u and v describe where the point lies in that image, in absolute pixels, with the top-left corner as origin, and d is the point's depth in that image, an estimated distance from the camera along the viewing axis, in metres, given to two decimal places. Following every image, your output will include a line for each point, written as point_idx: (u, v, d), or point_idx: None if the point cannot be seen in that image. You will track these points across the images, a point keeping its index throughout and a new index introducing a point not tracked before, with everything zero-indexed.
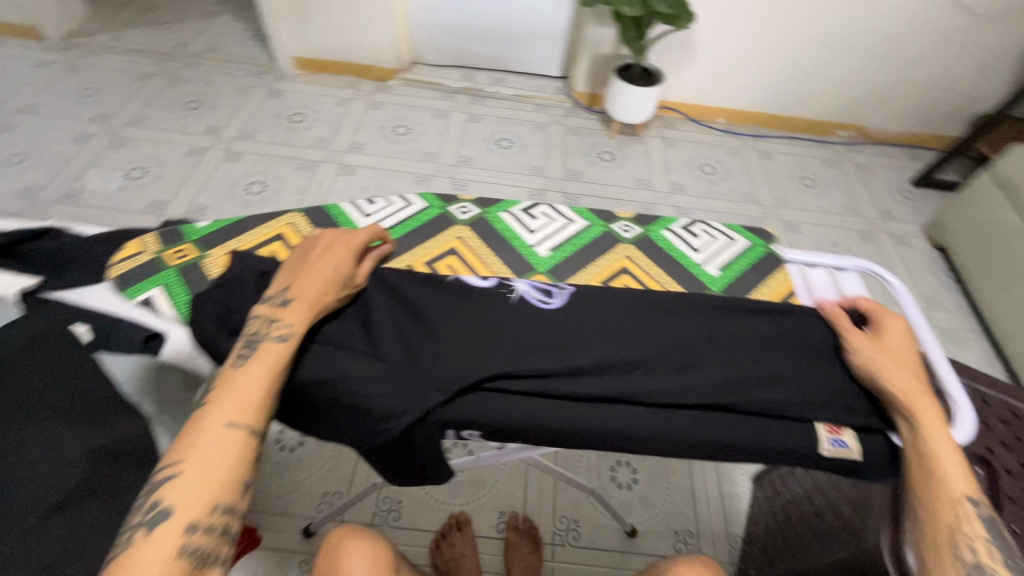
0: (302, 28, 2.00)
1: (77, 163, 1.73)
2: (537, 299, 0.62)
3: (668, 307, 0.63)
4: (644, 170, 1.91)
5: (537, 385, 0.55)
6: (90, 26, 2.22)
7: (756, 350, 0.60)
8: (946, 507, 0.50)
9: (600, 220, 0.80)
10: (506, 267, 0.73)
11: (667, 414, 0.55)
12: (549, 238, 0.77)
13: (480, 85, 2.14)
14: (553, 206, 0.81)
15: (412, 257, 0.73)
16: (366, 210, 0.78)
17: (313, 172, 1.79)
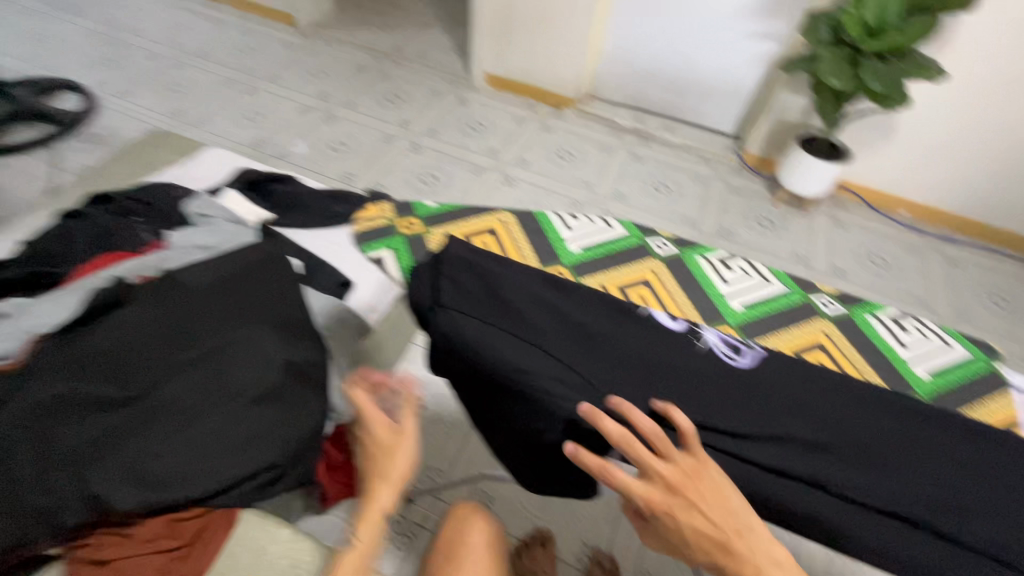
0: (502, 49, 2.19)
1: (297, 129, 2.06)
2: (727, 356, 0.58)
3: (863, 398, 0.58)
4: (804, 247, 1.81)
5: (723, 438, 0.53)
6: (331, 20, 2.63)
7: (957, 474, 0.55)
8: None
9: (799, 288, 0.87)
10: (694, 307, 0.83)
11: (852, 509, 0.51)
12: (743, 292, 0.87)
13: (650, 128, 2.18)
14: (751, 265, 0.92)
15: (613, 276, 0.88)
16: (570, 227, 0.95)
17: (480, 177, 1.94)
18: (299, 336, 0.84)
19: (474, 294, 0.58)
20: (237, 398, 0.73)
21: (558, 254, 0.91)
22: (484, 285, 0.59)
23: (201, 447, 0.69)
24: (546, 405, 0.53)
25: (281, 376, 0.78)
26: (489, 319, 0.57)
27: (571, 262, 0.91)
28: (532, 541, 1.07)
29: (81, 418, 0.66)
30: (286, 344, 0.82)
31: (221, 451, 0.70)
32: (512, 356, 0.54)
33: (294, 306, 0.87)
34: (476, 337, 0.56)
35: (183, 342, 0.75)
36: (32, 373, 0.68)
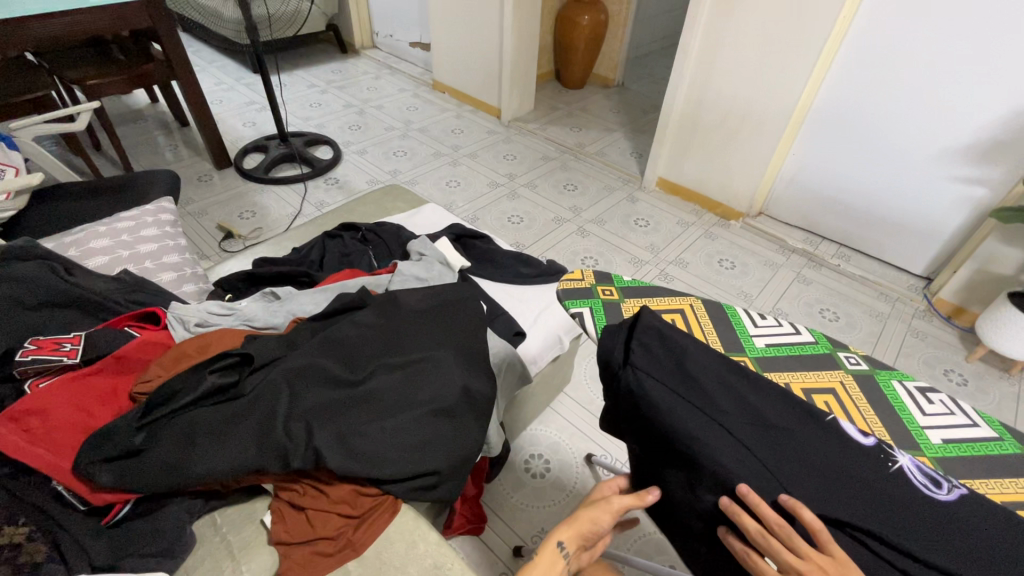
0: (679, 158, 2.35)
1: (484, 199, 2.38)
2: (922, 482, 0.54)
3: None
4: (1006, 415, 1.56)
5: (906, 560, 0.51)
6: (529, 117, 3.06)
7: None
8: None
9: (1018, 441, 0.65)
10: (888, 437, 0.65)
11: None
12: (945, 427, 0.67)
13: (822, 253, 2.12)
14: (955, 399, 0.71)
15: (789, 378, 0.72)
16: (757, 320, 0.81)
17: (637, 267, 2.04)
18: (478, 366, 0.97)
19: (660, 361, 0.65)
20: (423, 405, 0.87)
21: (738, 342, 0.77)
22: (670, 354, 0.65)
23: (395, 436, 0.83)
24: (716, 476, 0.58)
25: (462, 395, 0.90)
26: (671, 386, 0.63)
27: (754, 355, 0.75)
28: None
29: (318, 387, 0.83)
30: (468, 369, 0.95)
31: (405, 445, 0.83)
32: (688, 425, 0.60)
33: (480, 340, 1.01)
34: (657, 402, 0.63)
35: (395, 349, 0.93)
36: (294, 345, 0.89)
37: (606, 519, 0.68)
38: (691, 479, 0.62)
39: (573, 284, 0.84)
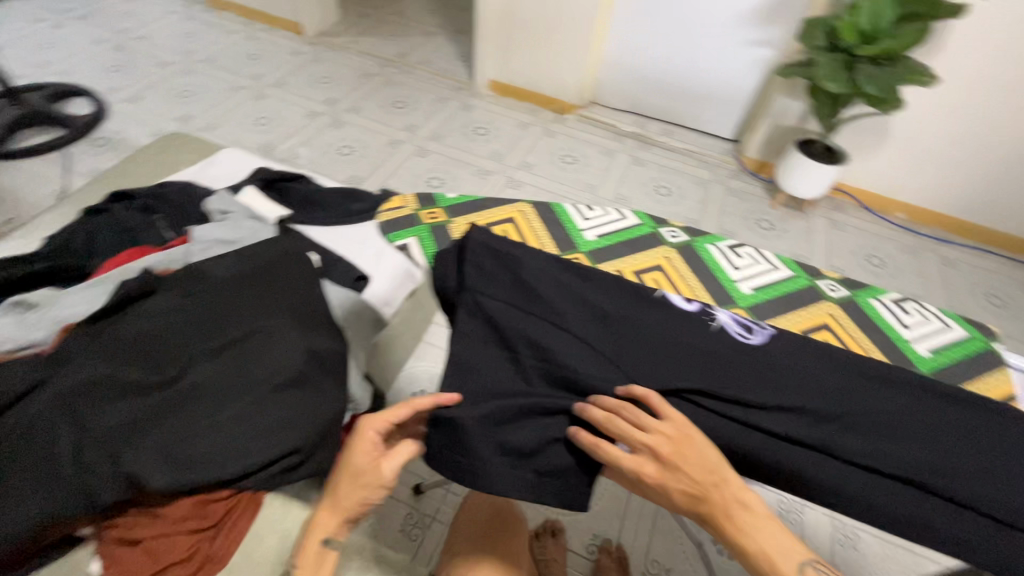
0: (505, 56, 2.24)
1: (305, 133, 2.10)
2: (736, 332, 0.60)
3: (878, 372, 0.56)
4: (802, 247, 1.85)
5: (733, 408, 0.53)
6: (336, 29, 2.68)
7: (975, 442, 0.52)
8: None
9: (806, 273, 0.77)
10: (706, 295, 0.73)
11: (860, 474, 0.50)
12: (753, 276, 0.77)
13: (650, 133, 2.23)
14: (758, 249, 0.80)
15: (619, 264, 0.77)
16: (586, 215, 0.84)
17: (484, 179, 1.98)
18: (317, 325, 0.86)
19: (495, 277, 0.61)
20: (261, 384, 0.76)
21: (571, 240, 0.80)
22: (505, 268, 0.62)
23: (229, 429, 0.71)
24: (564, 379, 0.56)
25: (302, 362, 0.80)
26: (510, 300, 0.60)
27: (588, 251, 0.79)
28: (543, 531, 1.10)
29: (114, 400, 0.69)
30: (306, 331, 0.84)
31: (241, 435, 0.71)
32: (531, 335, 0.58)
33: (314, 297, 0.89)
34: (496, 319, 0.59)
35: (209, 330, 0.78)
36: (68, 361, 0.71)
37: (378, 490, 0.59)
38: None
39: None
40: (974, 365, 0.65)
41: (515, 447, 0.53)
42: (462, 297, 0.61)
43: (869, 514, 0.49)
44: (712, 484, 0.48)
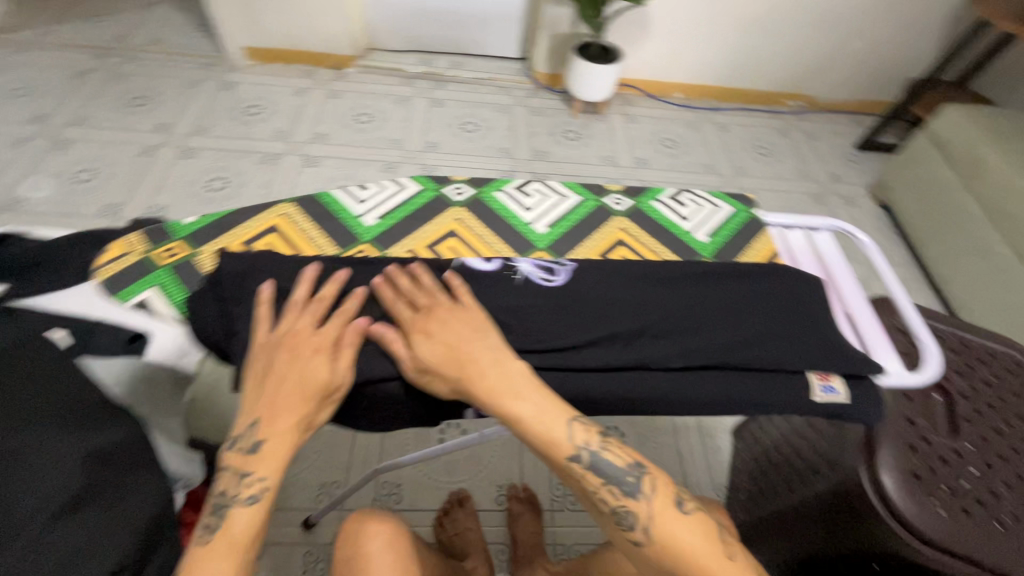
0: (251, 16, 1.91)
1: (16, 168, 1.63)
2: (541, 278, 0.59)
3: (665, 274, 0.61)
4: (608, 147, 1.96)
5: (549, 358, 0.54)
6: (11, 22, 2.05)
7: (753, 308, 0.59)
8: (567, 473, 0.53)
9: (591, 194, 0.75)
10: (507, 250, 0.67)
11: (675, 375, 0.53)
12: (545, 213, 0.72)
13: (440, 69, 2.13)
14: (545, 183, 0.76)
15: (405, 246, 0.66)
16: (359, 196, 0.70)
17: (276, 165, 1.74)
18: None
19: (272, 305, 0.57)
20: None
21: (349, 230, 0.66)
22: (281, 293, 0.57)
23: None
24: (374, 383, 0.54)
25: None
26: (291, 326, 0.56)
27: (372, 237, 0.66)
28: (449, 506, 1.09)
29: None
30: None
31: None
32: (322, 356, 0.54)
33: None
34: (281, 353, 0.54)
35: None
36: None
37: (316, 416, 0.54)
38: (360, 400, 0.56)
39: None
40: (747, 234, 0.72)
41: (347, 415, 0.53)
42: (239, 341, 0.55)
43: (696, 406, 0.52)
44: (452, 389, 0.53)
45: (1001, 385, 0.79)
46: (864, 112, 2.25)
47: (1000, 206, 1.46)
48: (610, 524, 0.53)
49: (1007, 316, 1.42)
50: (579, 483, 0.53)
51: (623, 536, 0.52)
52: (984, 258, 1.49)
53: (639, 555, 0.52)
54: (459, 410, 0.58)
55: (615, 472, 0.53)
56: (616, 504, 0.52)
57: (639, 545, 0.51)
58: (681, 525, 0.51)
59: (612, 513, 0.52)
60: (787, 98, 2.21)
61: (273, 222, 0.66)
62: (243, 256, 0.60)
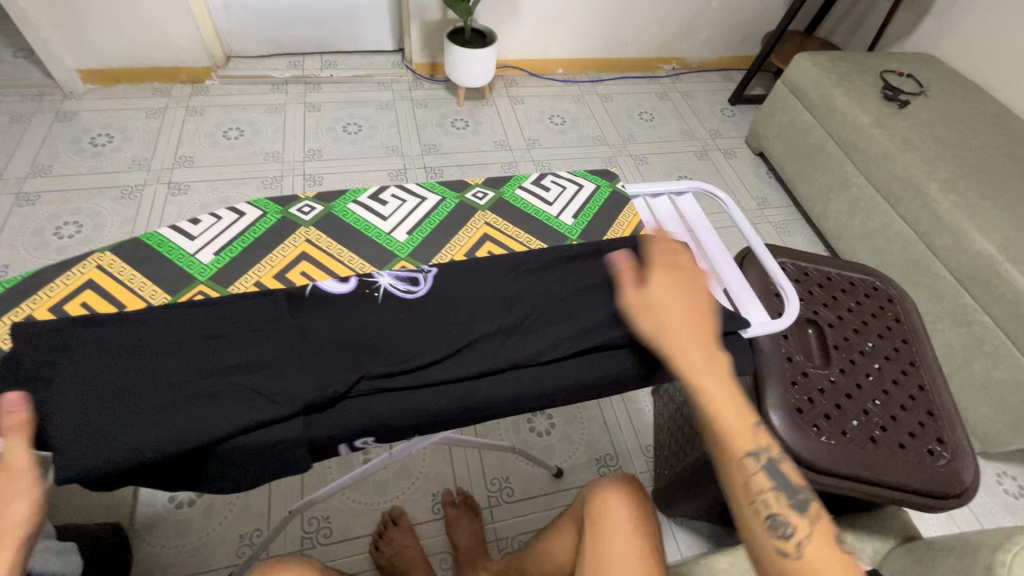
0: (77, 35, 1.69)
1: None
2: (402, 290, 0.60)
3: (531, 267, 0.63)
4: (499, 131, 1.94)
5: (425, 373, 0.53)
6: None
7: (617, 288, 0.62)
8: (734, 467, 0.53)
9: (452, 190, 0.74)
10: (366, 264, 0.65)
11: (550, 367, 0.55)
12: (404, 219, 0.70)
13: (311, 71, 2.00)
14: (402, 186, 0.74)
15: (253, 277, 0.62)
16: (192, 232, 0.65)
17: (137, 198, 1.56)
18: None
19: (101, 370, 0.50)
20: None
21: (182, 272, 0.62)
22: (110, 357, 0.50)
23: None
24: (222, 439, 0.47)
25: None
26: (122, 391, 0.49)
27: (209, 274, 0.62)
28: (383, 526, 1.05)
29: None
30: None
31: None
32: (168, 420, 0.47)
33: None
34: (113, 428, 0.46)
35: None
36: None
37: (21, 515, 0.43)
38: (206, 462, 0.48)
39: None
40: (614, 210, 0.73)
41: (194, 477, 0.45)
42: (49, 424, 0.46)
43: (576, 393, 0.55)
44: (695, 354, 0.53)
45: (863, 310, 0.87)
46: (732, 68, 2.39)
47: (852, 141, 1.60)
48: (765, 531, 0.52)
49: (871, 240, 1.57)
50: (738, 479, 0.53)
51: (773, 548, 0.51)
52: (846, 190, 1.63)
53: (781, 573, 0.50)
54: (331, 447, 0.50)
55: (786, 483, 0.53)
56: (772, 508, 0.52)
57: (785, 558, 0.51)
58: (837, 563, 0.51)
59: (767, 519, 0.52)
60: (661, 62, 2.29)
61: (88, 276, 0.59)
62: (46, 321, 0.52)
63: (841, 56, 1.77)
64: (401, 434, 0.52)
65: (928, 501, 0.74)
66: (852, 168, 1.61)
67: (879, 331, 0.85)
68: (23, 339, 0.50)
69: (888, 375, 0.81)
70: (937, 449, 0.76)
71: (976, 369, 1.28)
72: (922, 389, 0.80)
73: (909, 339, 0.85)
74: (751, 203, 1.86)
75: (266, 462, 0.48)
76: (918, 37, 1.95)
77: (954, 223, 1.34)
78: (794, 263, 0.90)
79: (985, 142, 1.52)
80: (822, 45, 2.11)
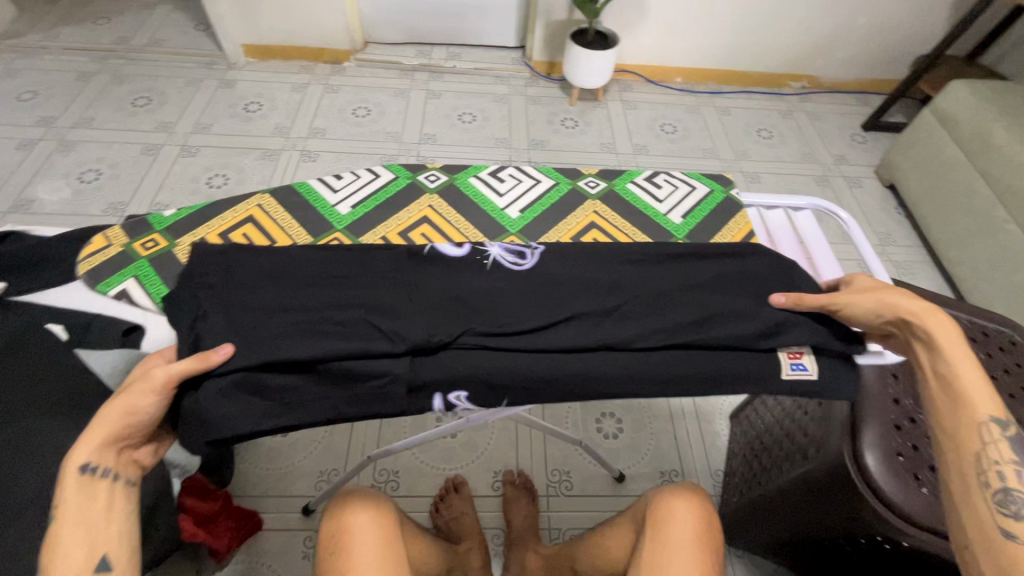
0: (248, 14, 1.93)
1: (25, 170, 1.67)
2: (510, 262, 0.64)
3: (633, 257, 0.65)
4: (607, 134, 1.94)
5: (519, 339, 0.57)
6: (17, 28, 2.09)
7: (713, 291, 0.62)
8: (969, 432, 0.51)
9: (567, 177, 0.77)
10: (480, 233, 0.70)
11: (640, 355, 0.57)
12: (518, 199, 0.74)
13: (437, 60, 2.13)
14: (520, 167, 0.78)
15: (382, 232, 0.69)
16: (334, 186, 0.74)
17: (275, 161, 1.76)
18: None
19: (254, 289, 0.60)
20: (25, 509, 0.62)
21: (323, 219, 0.70)
22: (261, 280, 0.61)
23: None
24: (342, 367, 0.55)
25: None
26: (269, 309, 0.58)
27: (345, 225, 0.70)
28: (445, 491, 1.10)
29: None
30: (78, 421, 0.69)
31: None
32: (302, 338, 0.56)
33: None
34: (256, 336, 0.56)
35: None
36: None
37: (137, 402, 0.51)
38: (322, 382, 0.55)
39: (99, 256, 0.67)
40: (726, 215, 0.73)
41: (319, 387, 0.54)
42: (208, 322, 0.56)
43: (665, 387, 0.55)
44: (925, 307, 0.56)
45: (995, 363, 0.78)
46: (871, 91, 2.20)
47: (1008, 183, 1.42)
48: (989, 507, 0.49)
49: (1015, 296, 1.38)
50: (970, 449, 0.51)
51: (998, 521, 0.48)
52: (992, 237, 1.45)
53: (1002, 549, 0.47)
54: (425, 393, 0.55)
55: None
56: (1010, 484, 0.49)
57: (1017, 538, 0.47)
58: None
59: (996, 493, 0.49)
60: (790, 79, 2.17)
61: (249, 213, 0.71)
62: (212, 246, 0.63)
63: (1009, 87, 1.58)
64: (493, 394, 0.55)
65: None
66: (1004, 213, 1.43)
67: (1012, 389, 0.76)
68: (199, 257, 0.61)
69: None
70: None
71: None
72: None
73: None
74: (872, 237, 1.71)
75: (371, 391, 0.54)
76: None
77: None
78: None
79: None
80: (987, 74, 1.88)
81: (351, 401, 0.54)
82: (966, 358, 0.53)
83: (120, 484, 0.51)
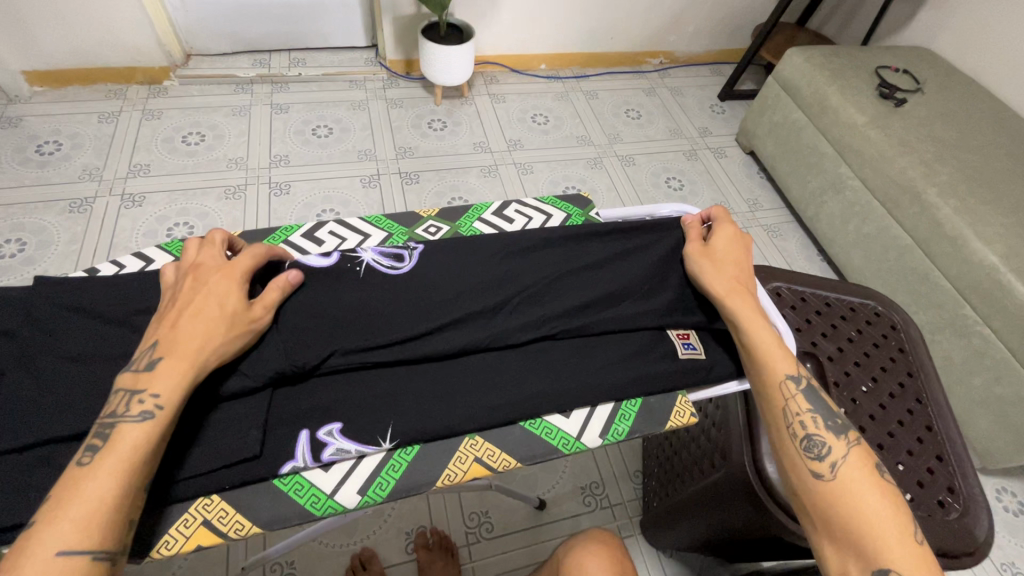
0: (18, 33, 1.55)
1: None
2: (387, 266, 0.69)
3: (522, 246, 0.73)
4: (478, 132, 1.84)
5: (396, 350, 0.63)
6: None
7: (595, 271, 0.73)
8: (776, 391, 0.59)
9: (401, 227, 0.77)
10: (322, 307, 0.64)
11: (517, 351, 0.66)
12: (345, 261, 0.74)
13: (278, 69, 1.88)
14: (342, 222, 0.76)
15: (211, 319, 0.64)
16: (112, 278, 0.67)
17: (87, 213, 1.45)
18: None
19: (70, 339, 0.58)
20: None
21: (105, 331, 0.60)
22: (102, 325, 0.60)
23: None
24: (242, 403, 0.57)
25: None
26: (82, 357, 0.58)
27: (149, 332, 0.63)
28: (352, 572, 0.97)
29: None
30: None
31: None
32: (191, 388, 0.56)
33: None
34: (78, 394, 0.55)
35: None
36: None
37: (181, 306, 0.55)
38: (213, 428, 0.55)
39: None
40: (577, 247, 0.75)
41: (216, 430, 0.55)
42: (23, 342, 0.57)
43: None
44: (728, 286, 0.67)
45: (864, 340, 0.81)
46: (721, 62, 2.31)
47: (847, 142, 1.52)
48: (798, 451, 0.57)
49: (867, 246, 1.50)
50: (779, 404, 0.59)
51: (806, 463, 0.56)
52: (841, 193, 1.55)
53: (810, 488, 0.55)
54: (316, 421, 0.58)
55: (821, 410, 0.59)
56: (810, 430, 0.57)
57: (820, 474, 0.55)
58: (875, 484, 0.54)
59: (802, 440, 0.57)
60: (649, 57, 2.20)
61: None
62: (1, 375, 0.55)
63: (834, 50, 1.69)
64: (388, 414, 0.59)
65: (936, 559, 0.67)
66: (847, 170, 1.53)
67: (883, 363, 0.79)
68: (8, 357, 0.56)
69: (893, 416, 0.75)
70: (946, 501, 0.69)
71: (977, 384, 1.24)
72: (930, 430, 0.74)
73: (916, 371, 0.78)
74: (742, 205, 1.79)
75: (221, 434, 0.55)
76: (913, 29, 1.88)
77: (954, 230, 1.27)
78: (790, 289, 0.84)
79: (985, 143, 1.45)
80: (815, 38, 2.03)
81: (195, 446, 0.54)
82: (763, 326, 0.63)
83: (146, 398, 0.49)
